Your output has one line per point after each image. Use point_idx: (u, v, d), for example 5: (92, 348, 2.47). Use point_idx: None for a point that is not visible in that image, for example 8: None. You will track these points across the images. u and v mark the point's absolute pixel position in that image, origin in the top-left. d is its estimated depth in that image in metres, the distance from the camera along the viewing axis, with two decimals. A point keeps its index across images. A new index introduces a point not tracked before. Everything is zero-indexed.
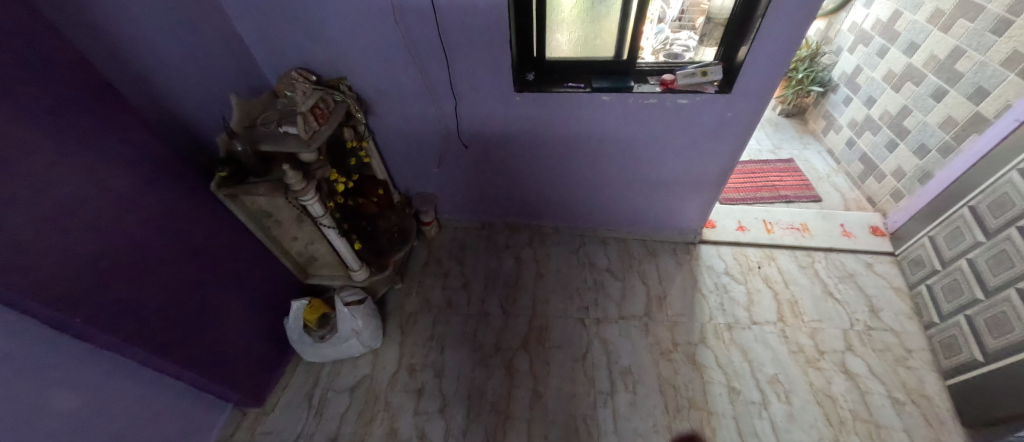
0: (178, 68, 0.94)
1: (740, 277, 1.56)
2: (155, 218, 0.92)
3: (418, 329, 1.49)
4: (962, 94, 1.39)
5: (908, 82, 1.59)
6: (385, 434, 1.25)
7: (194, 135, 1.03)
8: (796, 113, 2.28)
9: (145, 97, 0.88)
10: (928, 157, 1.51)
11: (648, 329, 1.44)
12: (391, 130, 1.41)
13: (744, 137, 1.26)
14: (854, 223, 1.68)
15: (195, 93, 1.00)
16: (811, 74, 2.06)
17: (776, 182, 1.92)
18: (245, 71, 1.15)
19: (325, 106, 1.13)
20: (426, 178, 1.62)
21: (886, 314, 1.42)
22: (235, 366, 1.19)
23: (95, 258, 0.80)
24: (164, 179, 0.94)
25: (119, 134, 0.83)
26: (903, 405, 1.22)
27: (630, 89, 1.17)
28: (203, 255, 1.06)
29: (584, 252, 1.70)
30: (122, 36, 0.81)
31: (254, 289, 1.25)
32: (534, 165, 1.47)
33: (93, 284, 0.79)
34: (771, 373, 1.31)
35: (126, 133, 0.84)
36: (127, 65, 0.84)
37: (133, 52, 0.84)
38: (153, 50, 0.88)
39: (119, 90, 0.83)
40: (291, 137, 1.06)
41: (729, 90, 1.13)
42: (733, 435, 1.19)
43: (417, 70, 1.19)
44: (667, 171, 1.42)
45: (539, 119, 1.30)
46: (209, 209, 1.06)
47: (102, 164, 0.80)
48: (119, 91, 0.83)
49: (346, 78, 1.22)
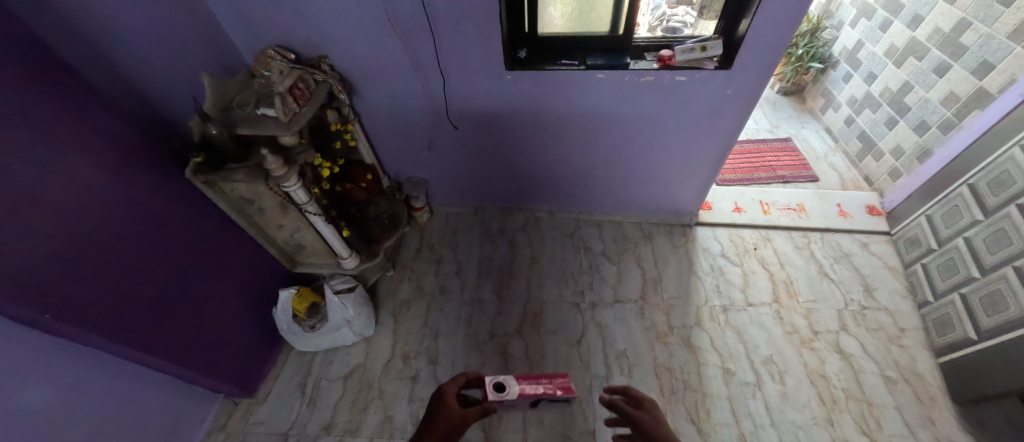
0: (148, 47, 0.87)
1: (736, 259, 1.55)
2: (128, 207, 0.87)
3: (411, 317, 1.46)
4: (965, 68, 1.36)
5: (910, 57, 1.55)
6: (379, 422, 1.24)
7: (165, 119, 0.97)
8: (794, 91, 2.23)
9: (110, 78, 0.82)
10: (928, 135, 1.49)
11: (643, 312, 1.43)
12: (377, 112, 1.35)
13: (743, 115, 1.22)
14: (850, 203, 1.67)
15: (166, 74, 0.93)
16: (811, 50, 2.00)
17: (773, 162, 1.89)
18: (219, 49, 1.08)
19: (304, 87, 1.07)
20: (417, 162, 1.56)
21: (881, 294, 1.42)
22: (224, 357, 1.17)
23: (65, 250, 0.75)
24: (135, 166, 0.88)
25: (83, 118, 0.77)
26: (895, 383, 1.23)
27: (626, 66, 1.12)
28: (182, 245, 1.01)
29: (579, 235, 1.67)
30: (81, 12, 0.74)
31: (239, 279, 1.21)
32: (527, 147, 1.43)
33: (64, 278, 0.75)
34: (766, 355, 1.31)
35: (90, 117, 0.79)
36: (87, 42, 0.77)
37: (93, 28, 0.77)
38: (115, 25, 0.80)
39: (79, 69, 0.77)
40: (269, 120, 1.01)
41: (729, 66, 1.09)
42: (727, 415, 1.20)
43: (403, 48, 1.12)
44: (664, 152, 1.39)
45: (533, 99, 1.24)
46: (185, 197, 1.01)
47: (65, 151, 0.75)
48: (77, 71, 0.76)
49: (327, 56, 1.15)
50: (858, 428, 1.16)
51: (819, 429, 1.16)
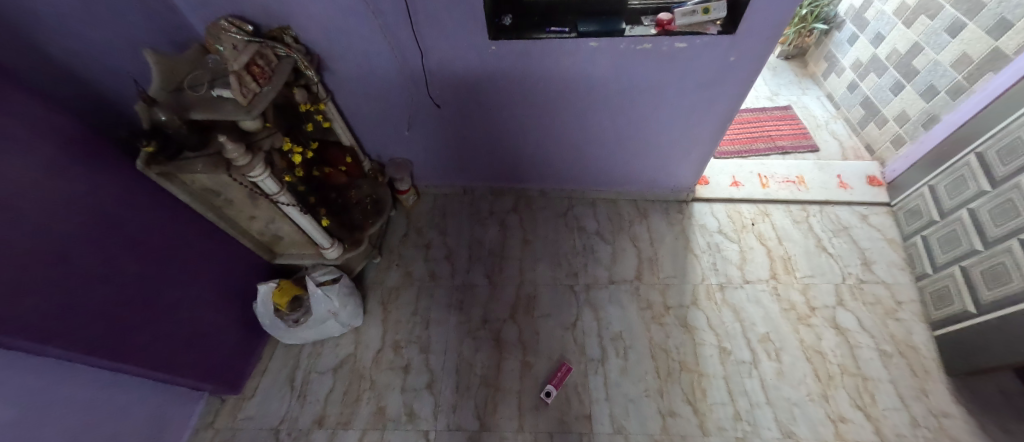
0: (78, 25, 0.76)
1: (733, 235, 1.51)
2: (74, 206, 0.78)
3: (401, 304, 1.42)
4: (980, 27, 1.27)
5: (921, 15, 1.45)
6: (372, 414, 1.22)
7: (106, 105, 0.86)
8: (796, 54, 2.13)
9: (37, 64, 0.72)
10: (935, 100, 1.42)
11: (639, 293, 1.40)
12: (352, 89, 1.24)
13: (746, 84, 1.14)
14: (851, 173, 1.62)
15: (102, 52, 0.81)
16: (815, 10, 1.88)
17: (772, 132, 1.82)
18: (165, 22, 0.95)
19: (264, 63, 0.96)
20: (398, 142, 1.47)
21: (879, 267, 1.40)
22: (203, 355, 1.12)
23: (14, 262, 0.67)
24: (76, 160, 0.79)
25: (8, 110, 0.67)
26: (890, 357, 1.23)
27: (622, 33, 1.02)
28: (143, 242, 0.93)
29: (573, 215, 1.61)
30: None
31: (211, 274, 1.14)
32: (516, 123, 1.34)
33: (16, 291, 0.68)
34: (762, 332, 1.29)
35: (16, 109, 0.69)
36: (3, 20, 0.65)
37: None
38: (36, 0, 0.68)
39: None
40: (226, 103, 0.90)
41: (733, 30, 0.99)
42: (723, 395, 1.19)
43: (374, 16, 1.00)
44: (661, 125, 1.31)
45: (521, 71, 1.14)
46: (138, 191, 0.92)
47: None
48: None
49: (289, 27, 1.03)
50: (853, 403, 1.16)
51: (814, 404, 1.17)
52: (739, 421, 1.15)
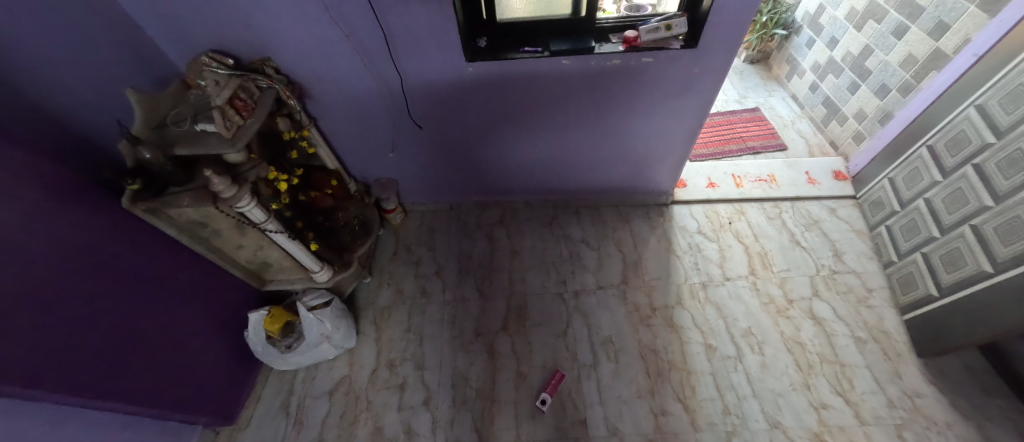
0: (69, 78, 0.79)
1: (712, 235, 1.57)
2: (68, 250, 0.80)
3: (393, 323, 1.43)
4: (923, 29, 1.39)
5: (870, 20, 1.56)
6: (369, 434, 1.22)
7: (93, 148, 0.87)
8: (760, 58, 2.24)
9: (34, 119, 0.75)
10: (888, 97, 1.53)
11: (626, 296, 1.44)
12: (334, 113, 1.26)
13: (711, 92, 1.20)
14: (818, 169, 1.71)
15: (89, 98, 0.84)
16: (775, 16, 1.99)
17: (743, 133, 1.91)
18: (148, 62, 0.97)
19: (246, 96, 0.97)
20: (382, 163, 1.49)
21: (849, 257, 1.48)
22: (195, 387, 1.11)
23: (15, 309, 0.69)
24: (69, 207, 0.80)
25: (11, 165, 0.70)
26: (865, 343, 1.29)
27: (592, 51, 1.07)
28: (132, 279, 0.94)
29: (558, 224, 1.65)
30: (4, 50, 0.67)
31: (201, 307, 1.14)
32: (496, 139, 1.38)
33: (18, 339, 0.69)
34: (744, 327, 1.35)
35: (18, 164, 0.71)
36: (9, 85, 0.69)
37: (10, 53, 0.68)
38: (35, 61, 0.73)
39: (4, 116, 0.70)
40: (211, 136, 0.91)
41: (695, 44, 1.05)
42: (712, 390, 1.23)
43: (353, 46, 1.04)
44: (636, 133, 1.36)
45: (499, 89, 1.18)
46: (126, 231, 0.93)
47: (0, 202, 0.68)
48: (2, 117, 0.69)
49: (270, 58, 1.05)
50: (834, 390, 1.21)
51: (797, 393, 1.22)
52: (728, 416, 1.19)
